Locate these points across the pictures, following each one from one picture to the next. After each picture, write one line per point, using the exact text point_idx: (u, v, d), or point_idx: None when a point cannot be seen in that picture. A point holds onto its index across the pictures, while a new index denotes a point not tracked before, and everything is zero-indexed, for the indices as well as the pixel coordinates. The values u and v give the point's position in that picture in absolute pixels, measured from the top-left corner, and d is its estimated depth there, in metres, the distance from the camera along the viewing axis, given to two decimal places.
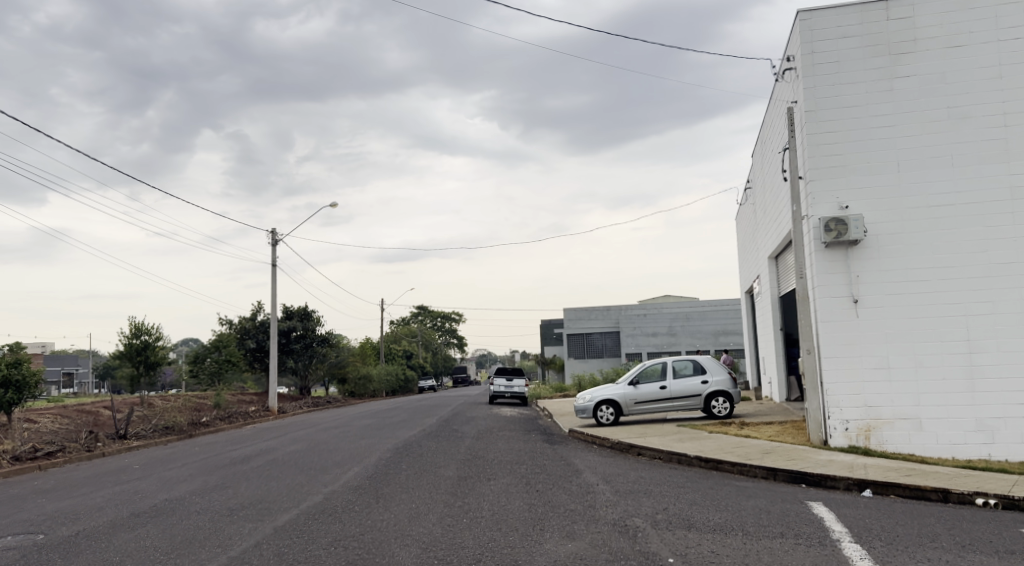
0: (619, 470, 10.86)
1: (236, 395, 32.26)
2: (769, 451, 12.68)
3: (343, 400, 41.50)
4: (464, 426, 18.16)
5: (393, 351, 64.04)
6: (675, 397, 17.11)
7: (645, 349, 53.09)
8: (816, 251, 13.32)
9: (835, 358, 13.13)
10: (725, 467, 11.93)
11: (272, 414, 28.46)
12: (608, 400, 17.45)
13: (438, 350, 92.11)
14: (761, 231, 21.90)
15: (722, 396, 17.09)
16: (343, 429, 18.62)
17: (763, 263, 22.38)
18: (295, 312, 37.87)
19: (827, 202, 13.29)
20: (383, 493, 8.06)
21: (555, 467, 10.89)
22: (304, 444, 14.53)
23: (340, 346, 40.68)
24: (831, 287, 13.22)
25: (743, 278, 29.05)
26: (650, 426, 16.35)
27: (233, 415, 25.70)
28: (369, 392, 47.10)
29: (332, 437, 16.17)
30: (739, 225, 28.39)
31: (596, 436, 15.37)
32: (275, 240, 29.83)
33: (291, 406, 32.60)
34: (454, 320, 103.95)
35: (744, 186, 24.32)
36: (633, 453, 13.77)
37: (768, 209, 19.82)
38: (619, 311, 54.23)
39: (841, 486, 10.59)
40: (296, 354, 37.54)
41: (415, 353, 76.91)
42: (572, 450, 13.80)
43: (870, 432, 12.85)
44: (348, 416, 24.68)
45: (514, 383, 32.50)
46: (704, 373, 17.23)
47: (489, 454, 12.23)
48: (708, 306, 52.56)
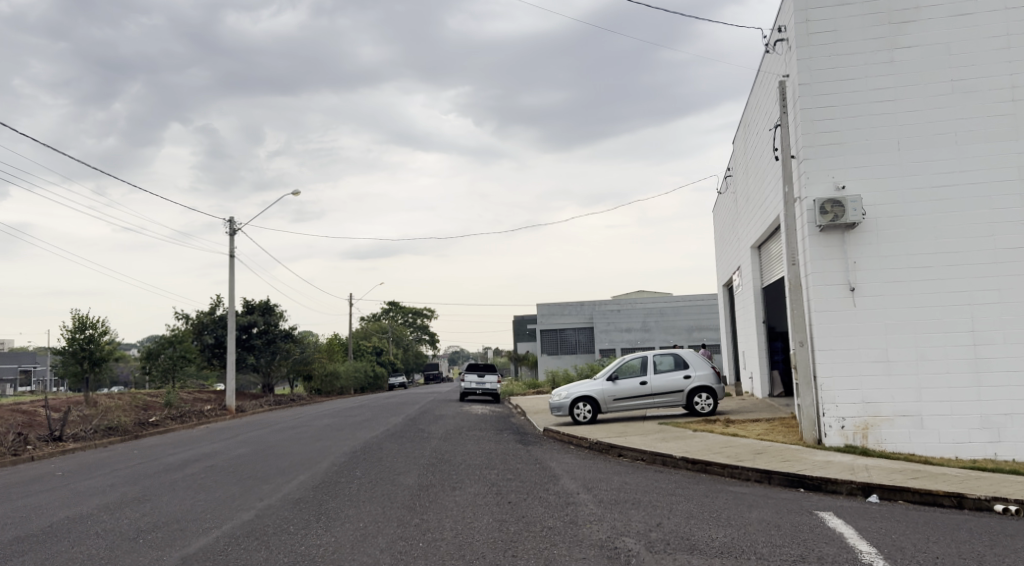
0: (601, 474, 9.78)
1: (192, 393, 30.75)
2: (761, 451, 11.68)
3: (308, 398, 40.01)
4: (430, 426, 16.95)
5: (362, 348, 62.51)
6: (657, 393, 16.08)
7: (619, 345, 52.19)
8: (810, 234, 12.35)
9: (830, 351, 12.17)
10: (713, 469, 10.93)
11: (230, 413, 27.04)
12: (585, 396, 16.38)
13: (409, 347, 90.59)
14: (743, 220, 20.99)
15: (705, 392, 16.12)
16: (301, 429, 17.31)
17: (744, 253, 21.48)
18: (256, 307, 36.37)
19: (822, 181, 12.32)
20: (327, 510, 6.89)
21: (529, 471, 9.79)
22: (253, 448, 13.23)
23: (305, 342, 39.22)
24: (826, 274, 12.25)
25: (722, 270, 28.16)
26: (629, 424, 15.30)
27: (186, 414, 24.25)
28: (336, 389, 45.67)
29: (286, 438, 14.86)
30: (718, 216, 27.47)
31: (571, 435, 14.29)
32: (233, 230, 28.40)
33: (251, 404, 31.13)
34: (425, 317, 102.46)
35: (725, 173, 23.35)
36: (614, 454, 12.70)
37: (753, 196, 18.83)
38: (593, 307, 53.39)
39: (843, 491, 9.63)
40: (258, 350, 36.03)
41: (386, 349, 75.40)
42: (546, 451, 12.68)
43: (868, 430, 11.93)
44: (307, 416, 23.34)
45: (486, 379, 31.29)
46: (688, 367, 16.22)
47: (456, 458, 11.06)
48: (682, 301, 51.88)
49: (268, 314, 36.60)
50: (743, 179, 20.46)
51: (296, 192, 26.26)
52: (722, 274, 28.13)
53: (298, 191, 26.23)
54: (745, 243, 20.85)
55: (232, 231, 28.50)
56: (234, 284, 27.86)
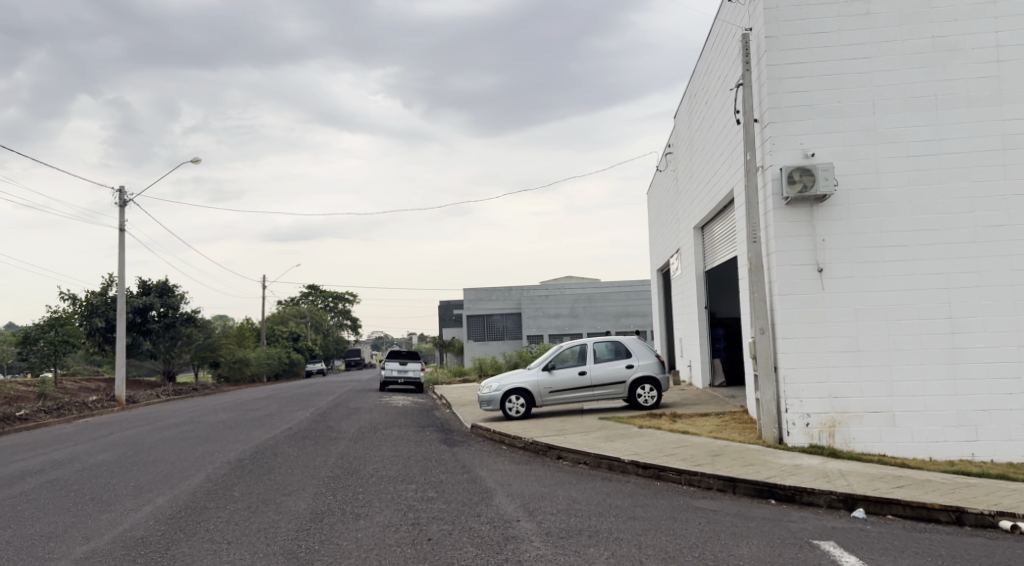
0: (542, 487, 8.10)
1: (77, 383, 27.83)
2: (719, 453, 10.24)
3: (214, 387, 37.22)
4: (340, 421, 14.97)
5: (277, 334, 59.44)
6: (597, 385, 14.58)
7: (546, 331, 50.95)
8: (775, 207, 10.94)
9: (795, 339, 10.80)
10: (668, 476, 9.42)
11: (119, 405, 24.41)
12: (518, 388, 14.69)
13: (329, 333, 87.32)
14: (685, 199, 19.71)
15: (649, 383, 14.71)
16: (189, 427, 15.02)
17: (685, 234, 20.22)
18: (153, 288, 33.47)
19: (789, 148, 10.94)
20: (171, 562, 4.97)
21: (456, 485, 8.03)
22: (121, 453, 10.98)
23: (210, 327, 36.35)
24: (792, 252, 10.85)
25: (657, 255, 26.97)
26: (567, 419, 13.71)
27: (64, 407, 21.51)
28: (246, 376, 43.02)
29: (168, 439, 12.65)
30: (655, 198, 26.28)
31: (503, 434, 12.58)
32: (123, 202, 25.61)
33: (145, 394, 28.32)
34: (347, 302, 99.12)
35: (665, 151, 21.99)
36: (552, 457, 11.07)
37: (698, 172, 17.50)
38: (521, 292, 52.02)
39: (822, 503, 8.27)
40: (155, 335, 33.09)
41: (304, 335, 72.32)
42: (475, 454, 10.95)
43: (835, 428, 10.64)
44: (203, 408, 20.97)
45: (408, 366, 29.30)
46: (630, 356, 14.78)
47: (367, 468, 9.14)
48: (610, 288, 50.94)
49: (167, 295, 33.71)
50: (686, 155, 19.10)
51: (195, 159, 23.81)
52: (657, 259, 26.91)
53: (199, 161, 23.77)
54: (687, 223, 19.54)
55: (122, 201, 25.68)
56: (124, 261, 25.07)
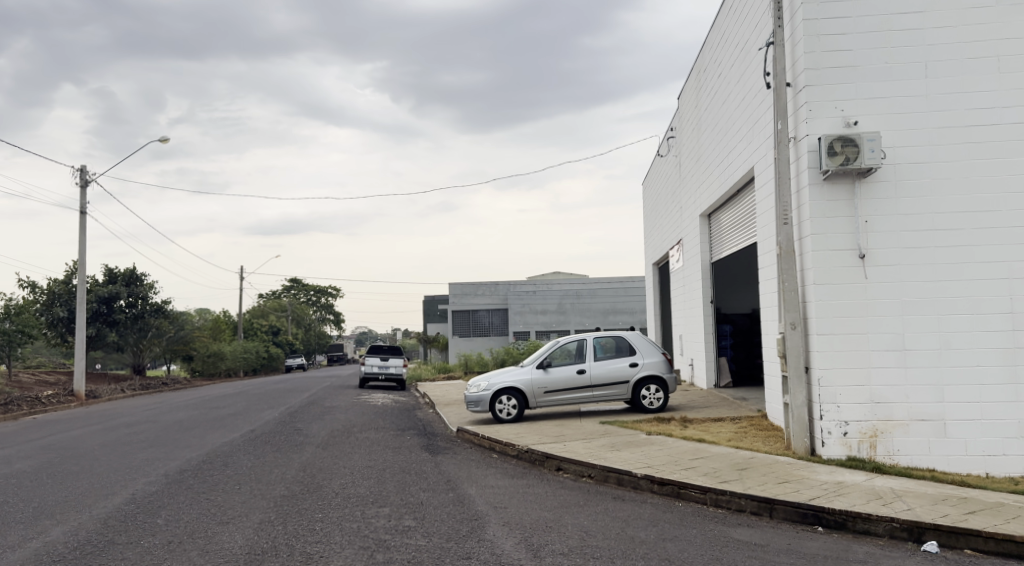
0: (544, 512, 6.61)
1: (34, 377, 26.05)
2: (746, 467, 8.80)
3: (185, 381, 35.45)
4: (311, 423, 13.39)
5: (255, 327, 57.49)
6: (597, 385, 13.13)
7: (532, 328, 49.52)
8: (811, 182, 9.51)
9: (832, 335, 9.35)
10: (691, 494, 7.99)
11: (77, 400, 22.73)
12: (510, 388, 13.22)
13: (312, 327, 85.32)
14: (689, 185, 18.27)
15: (654, 383, 13.26)
16: (142, 426, 13.44)
17: (688, 223, 18.77)
18: (120, 276, 31.69)
19: (828, 115, 9.52)
20: None
21: (439, 509, 6.53)
22: (47, 458, 9.36)
23: (182, 318, 34.60)
24: (829, 235, 9.42)
25: (654, 247, 25.55)
26: (564, 423, 12.24)
27: (14, 402, 19.81)
28: (221, 371, 41.33)
29: (111, 442, 11.04)
30: (652, 188, 24.91)
31: (493, 440, 11.07)
32: (85, 182, 23.86)
33: (108, 389, 26.59)
34: (330, 296, 97.13)
35: (666, 134, 20.54)
36: (551, 468, 9.58)
37: (707, 153, 16.07)
38: (507, 287, 50.53)
39: (881, 532, 6.87)
40: (122, 326, 31.31)
41: (284, 329, 70.40)
42: (462, 464, 9.44)
43: (877, 438, 9.21)
44: (167, 405, 19.33)
45: (390, 362, 27.71)
46: (635, 353, 13.34)
47: (333, 485, 7.59)
48: (598, 284, 49.57)
49: (134, 284, 31.91)
50: (692, 137, 17.67)
51: (163, 138, 22.20)
52: (653, 251, 25.48)
53: (167, 139, 22.04)
54: (691, 211, 18.10)
55: (84, 182, 23.93)
56: (85, 246, 23.33)
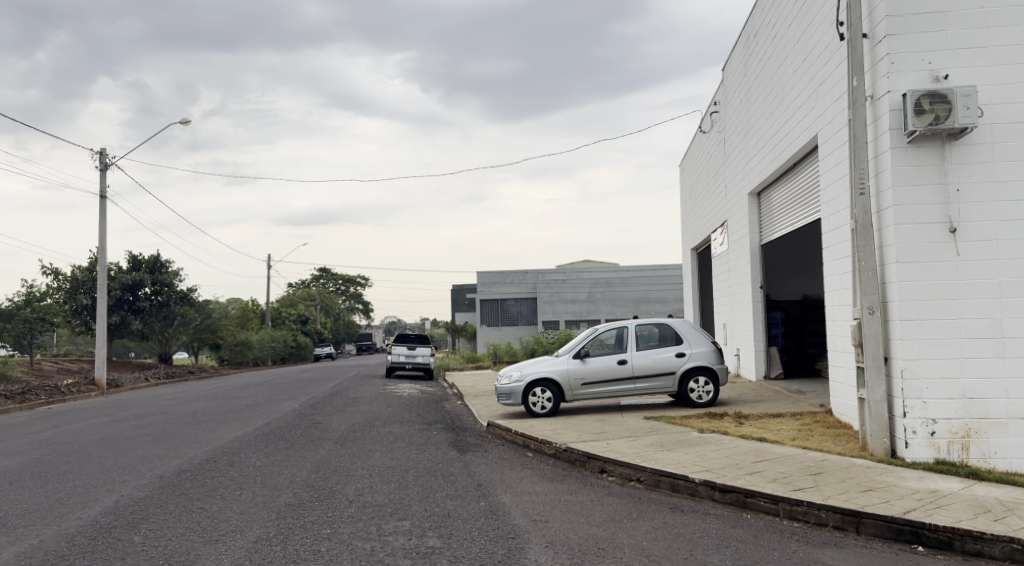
0: (593, 529, 5.55)
1: (56, 365, 25.56)
2: (819, 471, 7.67)
3: (212, 370, 34.99)
4: (331, 416, 12.46)
5: (283, 316, 57.15)
6: (639, 376, 12.05)
7: (562, 317, 48.41)
8: (893, 146, 8.30)
9: (918, 321, 8.14)
10: (759, 504, 6.89)
11: (98, 390, 22.15)
12: (544, 379, 12.18)
13: (340, 316, 85.09)
14: (736, 161, 17.02)
15: (703, 375, 12.12)
16: (154, 418, 12.65)
17: (734, 203, 17.50)
18: (144, 263, 31.23)
19: (913, 68, 8.29)
20: None
21: (468, 524, 5.52)
22: (39, 456, 8.52)
23: (209, 306, 34.09)
24: (914, 205, 8.21)
25: (692, 232, 24.30)
26: (605, 419, 11.17)
27: (32, 391, 19.24)
28: (249, 359, 40.86)
29: (115, 436, 10.19)
30: (691, 169, 23.68)
31: (528, 437, 10.02)
32: (106, 166, 23.28)
33: (132, 378, 26.03)
34: (359, 285, 96.89)
35: (709, 110, 19.30)
36: (593, 470, 8.52)
37: (757, 125, 14.82)
38: (536, 276, 49.45)
39: (997, 555, 5.72)
40: (148, 314, 30.85)
41: (313, 318, 70.20)
42: (493, 465, 8.41)
43: (969, 439, 8.01)
44: (186, 395, 18.58)
45: (416, 352, 26.83)
46: (682, 342, 12.21)
47: (347, 491, 6.60)
48: (629, 272, 48.33)
49: (159, 271, 31.43)
50: (740, 110, 16.43)
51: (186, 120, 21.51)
52: (692, 236, 24.22)
53: (189, 121, 21.33)
54: (739, 189, 16.85)
55: (104, 165, 23.34)
56: (106, 231, 22.72)
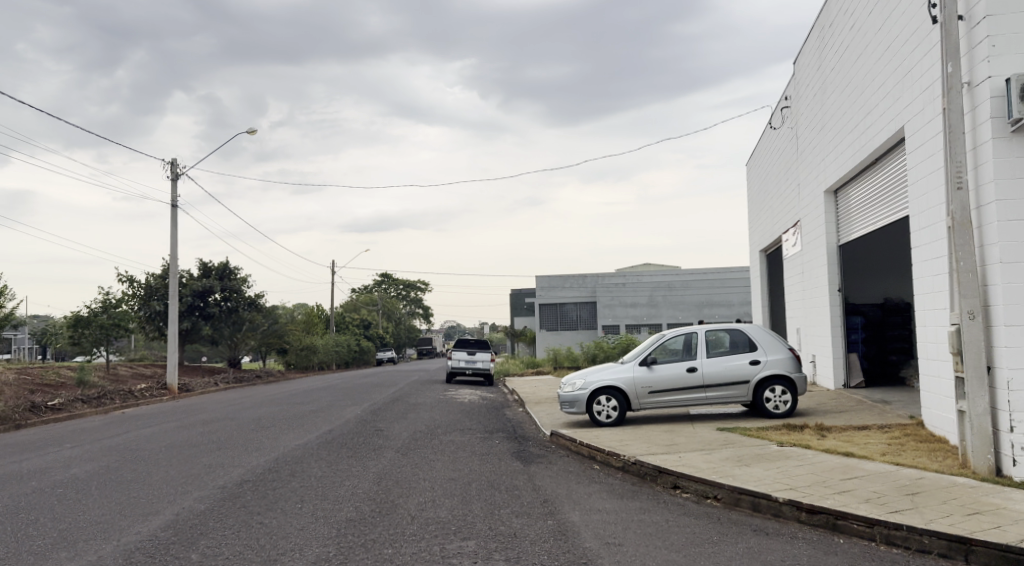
0: (673, 554, 5.13)
1: (130, 370, 26.25)
2: (917, 491, 7.04)
3: (278, 374, 35.55)
4: (392, 424, 12.26)
5: (347, 321, 57.92)
6: (710, 385, 11.49)
7: (623, 322, 47.64)
8: (995, 136, 7.61)
9: None
10: (852, 527, 6.33)
11: (169, 394, 22.63)
12: (610, 387, 11.73)
13: (401, 321, 85.92)
14: (810, 158, 16.24)
15: (779, 383, 11.49)
16: (219, 424, 12.69)
17: (808, 203, 16.71)
18: (213, 270, 31.93)
19: (1017, 51, 7.59)
20: None
21: (538, 546, 5.16)
22: (107, 462, 8.53)
23: (275, 311, 34.65)
24: (1020, 200, 7.51)
25: (761, 233, 23.44)
26: (675, 430, 10.66)
27: (106, 395, 19.72)
28: (314, 364, 41.42)
29: (180, 443, 10.20)
30: (760, 168, 22.84)
31: (595, 448, 9.60)
32: (176, 176, 23.82)
33: (201, 382, 26.57)
34: (419, 290, 97.70)
35: (780, 105, 18.53)
36: (666, 485, 8.05)
37: (834, 119, 14.07)
38: (596, 280, 48.79)
39: None
40: (217, 320, 31.52)
41: (375, 323, 71.01)
42: (560, 479, 8.03)
43: None
44: (252, 401, 18.73)
45: (477, 357, 26.63)
46: (756, 349, 11.62)
47: (409, 505, 6.33)
48: (692, 275, 47.25)
49: (227, 278, 32.08)
50: (814, 105, 15.66)
51: (252, 130, 21.78)
52: (761, 237, 23.37)
53: (254, 129, 21.59)
54: (813, 188, 16.06)
55: (174, 175, 23.89)
56: (177, 239, 23.21)
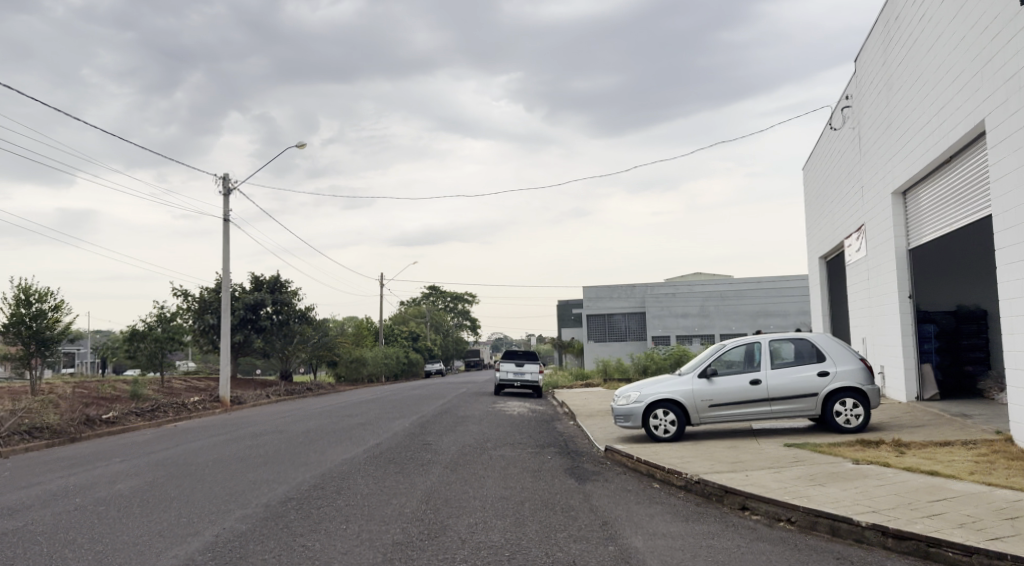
0: None
1: (184, 383, 26.54)
2: (1017, 516, 6.38)
3: (329, 387, 35.69)
4: (441, 438, 11.90)
5: (395, 333, 58.11)
6: (775, 398, 10.87)
7: (674, 333, 46.69)
8: None
9: None
10: (947, 556, 5.72)
11: (221, 407, 22.74)
12: (667, 400, 11.17)
13: (449, 333, 86.07)
14: (875, 159, 15.46)
15: (850, 396, 10.80)
16: (266, 438, 12.52)
17: (874, 205, 15.89)
18: (264, 284, 32.23)
19: None
20: None
21: None
22: (151, 478, 8.34)
23: (325, 324, 34.83)
24: None
25: (820, 239, 22.55)
26: (739, 446, 10.07)
27: (160, 408, 19.88)
28: (364, 376, 41.52)
29: (226, 457, 10.00)
30: (818, 172, 22.00)
31: (653, 466, 9.08)
32: (228, 190, 24.09)
33: (253, 395, 26.71)
34: (467, 302, 97.85)
35: (841, 105, 17.76)
36: (734, 506, 7.50)
37: (903, 116, 13.31)
38: (646, 290, 47.92)
39: None
40: (268, 333, 31.78)
41: (423, 335, 71.17)
42: (619, 499, 7.55)
43: None
44: (301, 413, 18.65)
45: (525, 369, 26.21)
46: (824, 359, 10.95)
47: (460, 527, 5.93)
48: (744, 285, 46.10)
49: (278, 291, 32.36)
50: (879, 102, 14.90)
51: (301, 143, 21.85)
52: (820, 244, 22.48)
53: (304, 144, 21.66)
54: (879, 190, 15.25)
55: (226, 189, 24.15)
56: (228, 253, 23.42)
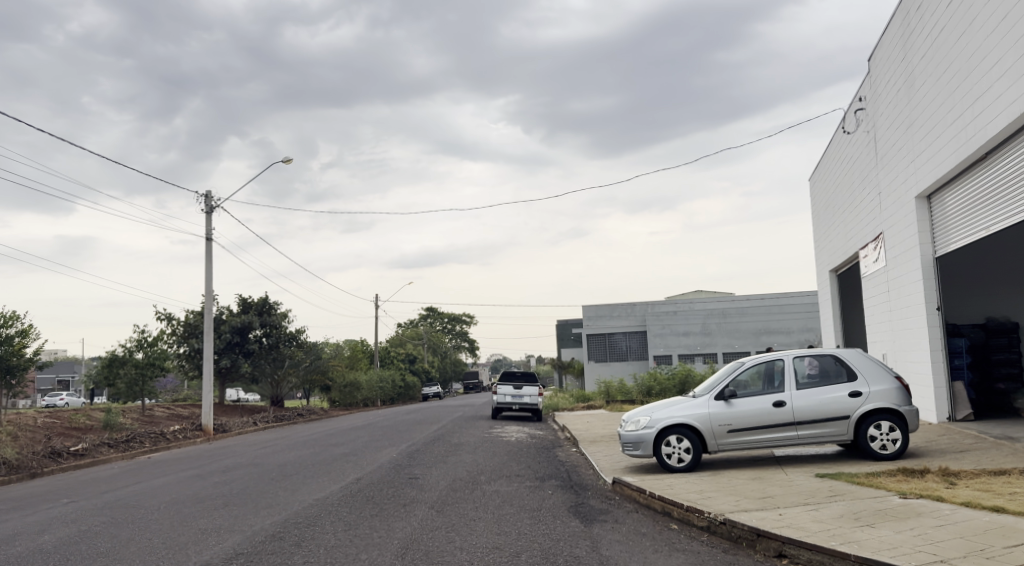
0: None
1: (166, 411, 25.31)
2: None
3: (322, 412, 34.42)
4: (429, 470, 10.73)
5: (391, 356, 56.78)
6: (802, 421, 9.74)
7: (675, 351, 45.49)
8: None
9: None
10: None
11: (203, 437, 21.50)
12: (680, 426, 10.03)
13: (447, 355, 84.72)
14: (895, 162, 14.40)
15: (885, 419, 9.66)
16: (237, 472, 11.33)
17: (894, 211, 14.80)
18: (252, 306, 31.04)
19: None
20: None
21: None
22: (87, 527, 7.16)
23: (318, 347, 33.64)
24: None
25: (831, 251, 21.50)
26: (765, 477, 8.92)
27: (135, 439, 18.65)
28: (359, 401, 40.19)
29: (186, 497, 8.84)
30: (827, 180, 21.00)
31: (671, 502, 7.92)
32: (210, 209, 23.07)
33: (239, 422, 25.47)
34: (465, 323, 96.62)
35: (854, 107, 16.76)
36: (770, 554, 6.34)
37: (928, 112, 12.27)
38: (645, 308, 46.60)
39: None
40: (256, 357, 30.57)
41: (421, 358, 69.79)
42: (632, 546, 6.40)
43: None
44: (285, 442, 17.46)
45: (524, 392, 25.00)
46: (856, 378, 9.83)
47: None
48: (747, 302, 45.05)
49: (266, 313, 31.20)
50: (898, 100, 13.88)
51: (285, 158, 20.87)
52: (830, 256, 21.42)
53: (287, 159, 20.66)
54: (900, 195, 14.19)
55: (208, 207, 23.12)
56: (210, 274, 22.33)
